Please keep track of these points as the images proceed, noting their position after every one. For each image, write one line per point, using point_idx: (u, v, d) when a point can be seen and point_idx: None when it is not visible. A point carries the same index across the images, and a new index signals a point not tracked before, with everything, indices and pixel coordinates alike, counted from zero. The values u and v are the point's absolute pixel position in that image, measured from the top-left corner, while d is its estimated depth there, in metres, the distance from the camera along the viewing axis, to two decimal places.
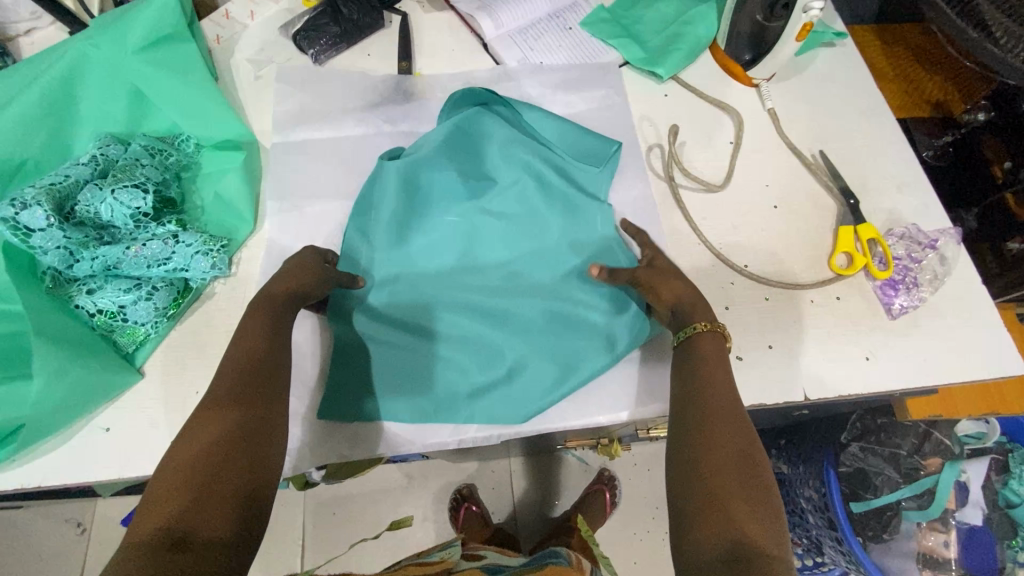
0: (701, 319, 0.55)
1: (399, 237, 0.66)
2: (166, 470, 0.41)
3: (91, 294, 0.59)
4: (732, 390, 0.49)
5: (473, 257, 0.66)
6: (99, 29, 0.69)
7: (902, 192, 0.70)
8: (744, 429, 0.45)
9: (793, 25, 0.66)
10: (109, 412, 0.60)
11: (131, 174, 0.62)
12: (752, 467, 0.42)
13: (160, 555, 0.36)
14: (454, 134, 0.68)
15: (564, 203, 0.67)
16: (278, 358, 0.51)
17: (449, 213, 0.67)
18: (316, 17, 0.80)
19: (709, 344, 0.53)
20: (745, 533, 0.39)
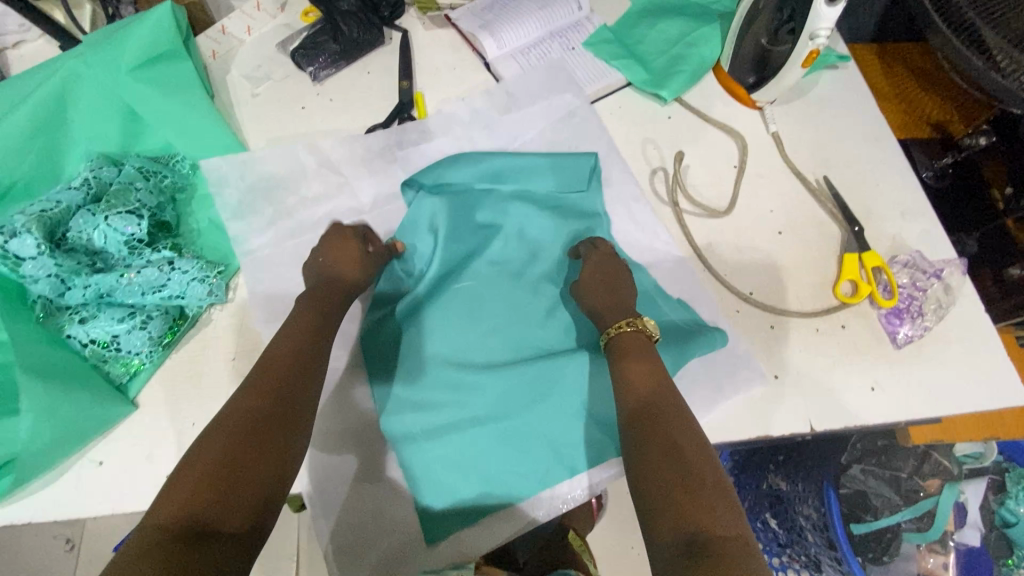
0: (619, 319, 0.57)
1: (417, 319, 0.64)
2: (190, 455, 0.43)
3: (83, 322, 0.57)
4: (662, 381, 0.51)
5: (497, 317, 0.63)
6: (91, 47, 0.67)
7: (906, 218, 0.70)
8: (681, 422, 0.47)
9: (800, 51, 0.66)
10: (103, 445, 0.58)
11: (125, 199, 0.60)
12: (694, 457, 0.44)
13: (172, 545, 0.37)
14: (443, 198, 0.67)
15: (571, 237, 0.68)
16: (303, 369, 0.50)
17: (462, 278, 0.65)
18: (315, 34, 0.79)
19: (636, 342, 0.54)
20: (698, 520, 0.40)
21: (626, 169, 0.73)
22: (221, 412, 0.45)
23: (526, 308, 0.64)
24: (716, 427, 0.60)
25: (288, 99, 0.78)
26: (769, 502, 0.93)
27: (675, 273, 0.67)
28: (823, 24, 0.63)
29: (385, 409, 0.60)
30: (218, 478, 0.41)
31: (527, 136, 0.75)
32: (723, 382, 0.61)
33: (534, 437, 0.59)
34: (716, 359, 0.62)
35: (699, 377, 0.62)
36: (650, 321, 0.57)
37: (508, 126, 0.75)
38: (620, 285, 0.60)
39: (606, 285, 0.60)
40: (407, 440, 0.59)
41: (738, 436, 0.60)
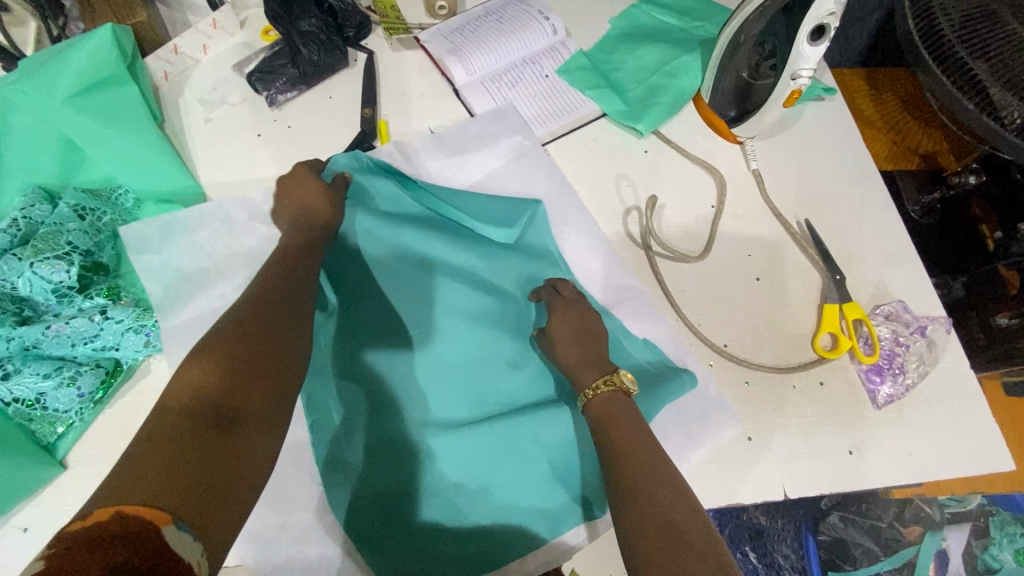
0: (592, 382, 0.52)
1: (367, 374, 0.58)
2: (200, 352, 0.39)
3: (6, 378, 0.53)
4: (650, 442, 0.46)
5: (455, 367, 0.59)
6: (24, 72, 0.62)
7: (889, 265, 0.66)
8: (675, 496, 0.42)
9: (781, 91, 0.64)
10: (29, 509, 0.54)
11: (54, 242, 0.56)
12: (690, 535, 0.39)
13: (205, 432, 0.35)
14: (384, 240, 0.63)
15: (526, 274, 0.64)
16: (297, 296, 0.48)
17: (413, 325, 0.60)
18: (274, 56, 0.74)
19: (613, 406, 0.49)
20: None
21: (599, 207, 0.69)
22: (222, 322, 0.43)
23: (479, 357, 0.60)
24: None
25: (243, 125, 0.73)
26: (749, 535, 0.86)
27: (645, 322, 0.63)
28: (806, 64, 0.61)
29: (334, 472, 0.56)
30: (239, 369, 0.39)
31: (494, 168, 0.70)
32: (695, 443, 0.57)
33: (495, 500, 0.55)
34: (690, 419, 0.58)
35: (671, 440, 0.58)
36: (626, 375, 0.52)
37: (475, 155, 0.70)
38: (595, 337, 0.56)
39: (579, 338, 0.55)
40: (364, 503, 0.55)
41: (710, 503, 0.57)
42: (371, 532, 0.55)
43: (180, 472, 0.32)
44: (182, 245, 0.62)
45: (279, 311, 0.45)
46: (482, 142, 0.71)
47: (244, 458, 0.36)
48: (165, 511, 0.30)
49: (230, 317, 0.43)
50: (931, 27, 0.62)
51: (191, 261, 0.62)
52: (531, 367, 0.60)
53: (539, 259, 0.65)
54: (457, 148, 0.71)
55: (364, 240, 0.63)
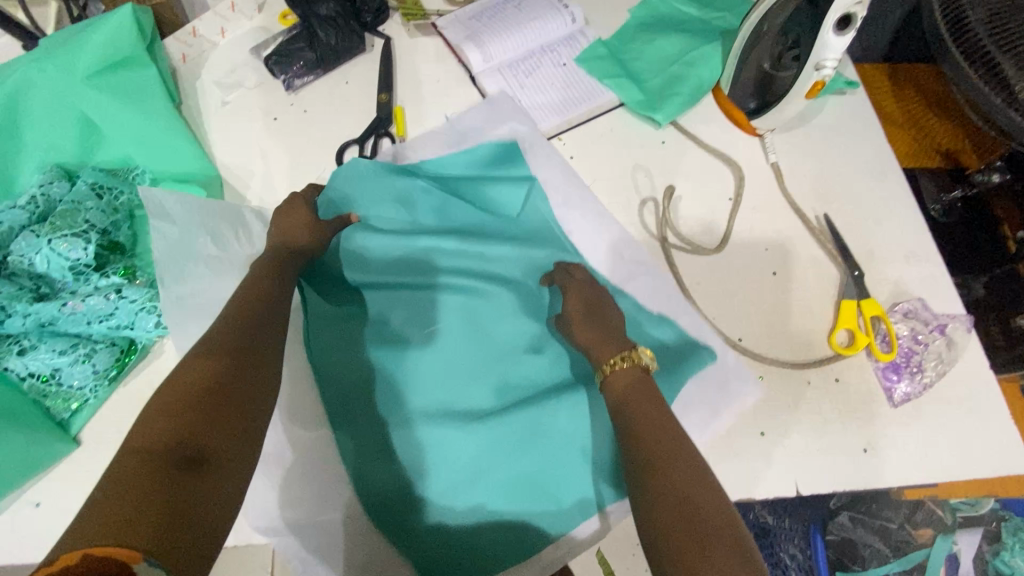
0: (609, 355, 0.50)
1: (381, 370, 0.59)
2: (172, 379, 0.39)
3: (23, 354, 0.54)
4: (666, 418, 0.45)
5: (471, 358, 0.59)
6: (45, 50, 0.63)
7: (909, 262, 0.65)
8: (695, 476, 0.40)
9: (804, 82, 0.62)
10: (44, 484, 0.54)
11: (71, 220, 0.57)
12: (708, 513, 0.37)
13: (173, 462, 0.34)
14: (387, 238, 0.63)
15: (533, 258, 0.63)
16: (274, 316, 0.48)
17: (424, 319, 0.60)
18: (291, 40, 0.74)
19: (632, 384, 0.48)
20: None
21: (615, 198, 0.69)
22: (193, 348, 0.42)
23: (488, 347, 0.60)
24: None
25: (260, 109, 0.73)
26: (755, 534, 0.88)
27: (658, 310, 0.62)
28: (829, 54, 0.60)
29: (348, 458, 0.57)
30: (208, 398, 0.38)
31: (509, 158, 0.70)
32: (706, 436, 0.57)
33: (516, 492, 0.55)
34: (703, 413, 0.58)
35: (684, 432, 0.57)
36: (646, 351, 0.50)
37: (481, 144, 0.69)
38: (609, 317, 0.55)
39: (590, 317, 0.54)
40: (375, 486, 0.56)
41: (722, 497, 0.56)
42: (386, 514, 0.55)
43: (148, 508, 0.31)
44: (197, 227, 0.60)
45: (250, 334, 0.44)
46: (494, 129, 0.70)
47: (216, 488, 0.35)
48: (134, 546, 0.29)
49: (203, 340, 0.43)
50: (958, 21, 0.61)
51: (208, 247, 0.60)
52: (542, 349, 0.59)
53: (545, 243, 0.65)
54: (473, 140, 0.70)
55: (366, 243, 0.63)
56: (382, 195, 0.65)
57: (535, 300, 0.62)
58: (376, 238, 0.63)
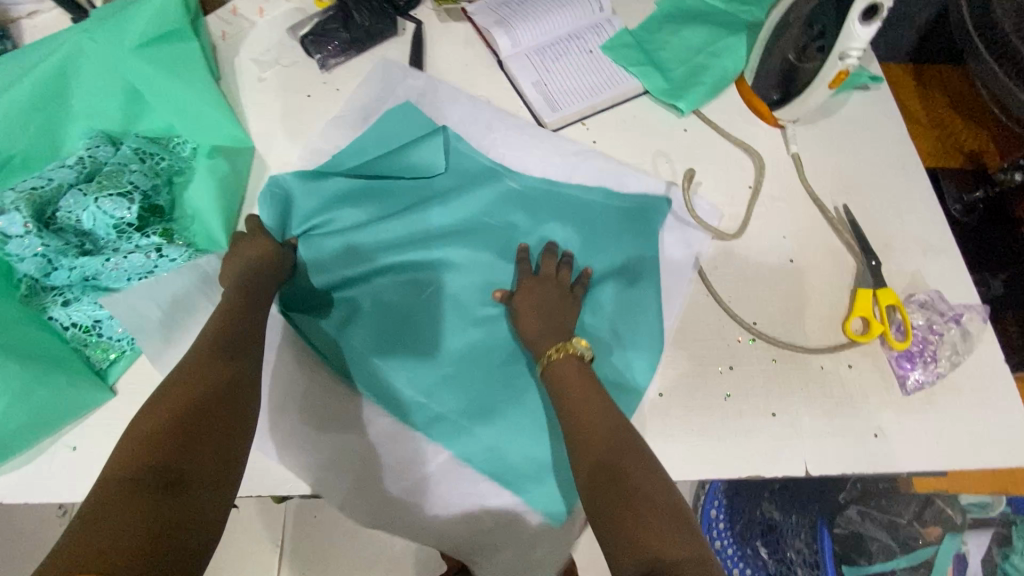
0: (552, 346, 0.54)
1: (393, 354, 0.60)
2: (145, 415, 0.40)
3: (67, 305, 0.57)
4: (601, 401, 0.49)
5: (476, 303, 0.63)
6: (96, 21, 0.66)
7: (927, 255, 0.66)
8: (626, 449, 0.44)
9: (828, 71, 0.63)
10: (79, 430, 0.56)
11: (117, 180, 0.60)
12: (637, 480, 0.41)
13: (148, 492, 0.35)
14: (338, 229, 0.65)
15: (494, 200, 0.66)
16: (244, 340, 0.49)
17: (415, 299, 0.63)
18: (326, 21, 0.77)
19: (569, 368, 0.52)
20: (652, 543, 0.37)
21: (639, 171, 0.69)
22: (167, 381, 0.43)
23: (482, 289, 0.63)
24: (711, 463, 0.57)
25: (294, 86, 0.76)
26: (761, 530, 0.89)
27: (633, 213, 0.66)
28: (856, 43, 0.60)
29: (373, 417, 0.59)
30: (183, 427, 0.39)
31: (533, 141, 0.71)
32: (717, 413, 0.59)
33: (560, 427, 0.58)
34: (714, 391, 0.59)
35: (694, 410, 0.59)
36: (581, 342, 0.54)
37: (386, 121, 0.71)
38: (566, 301, 0.59)
39: (539, 307, 0.58)
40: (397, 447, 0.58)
41: (732, 474, 0.57)
42: (406, 475, 0.58)
43: (131, 533, 0.32)
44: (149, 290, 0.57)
45: (224, 361, 0.46)
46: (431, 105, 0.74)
47: (188, 518, 0.35)
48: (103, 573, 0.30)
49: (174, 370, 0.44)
50: (984, 17, 0.62)
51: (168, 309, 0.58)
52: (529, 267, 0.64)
53: (502, 180, 0.67)
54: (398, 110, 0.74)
55: (321, 246, 0.64)
56: (316, 188, 0.65)
57: (508, 229, 0.66)
58: (328, 239, 0.64)
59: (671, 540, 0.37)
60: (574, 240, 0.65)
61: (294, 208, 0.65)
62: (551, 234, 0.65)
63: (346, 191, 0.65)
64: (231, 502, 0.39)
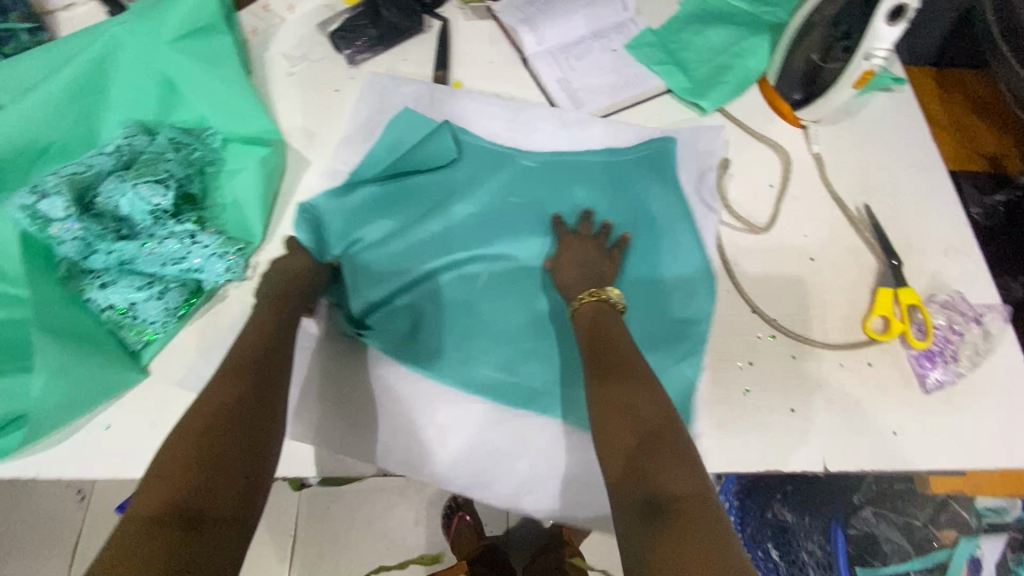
0: (582, 293, 0.59)
1: (462, 345, 0.64)
2: (169, 451, 0.41)
3: (104, 288, 0.58)
4: (625, 347, 0.52)
5: (527, 274, 0.67)
6: (134, 14, 0.68)
7: (949, 256, 0.66)
8: (644, 388, 0.47)
9: (852, 71, 0.64)
10: (113, 409, 0.58)
11: (153, 168, 0.62)
12: (650, 417, 0.44)
13: (166, 533, 0.36)
14: (376, 237, 0.68)
15: (511, 182, 0.71)
16: (268, 372, 0.50)
17: (470, 289, 0.66)
18: (355, 17, 0.79)
19: (600, 317, 0.55)
20: (656, 482, 0.39)
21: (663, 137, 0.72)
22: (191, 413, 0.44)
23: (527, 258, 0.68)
24: (728, 454, 0.58)
25: (323, 81, 0.77)
26: (773, 532, 0.89)
27: (657, 155, 0.71)
28: (881, 43, 0.60)
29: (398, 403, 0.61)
30: (205, 463, 0.40)
31: (555, 139, 0.73)
32: (736, 408, 0.59)
33: None
34: (734, 386, 0.60)
35: (714, 404, 0.59)
36: (614, 290, 0.58)
37: (397, 122, 0.71)
38: (603, 258, 0.63)
39: (578, 263, 0.62)
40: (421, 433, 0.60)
41: (750, 467, 0.58)
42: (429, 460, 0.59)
43: (155, 567, 0.34)
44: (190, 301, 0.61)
45: (246, 391, 0.47)
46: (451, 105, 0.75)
47: (206, 556, 0.36)
48: None
49: (199, 403, 0.45)
50: (1009, 20, 0.62)
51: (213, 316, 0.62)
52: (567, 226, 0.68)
53: (517, 163, 0.72)
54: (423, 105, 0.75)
55: (366, 259, 0.67)
56: (346, 202, 0.68)
57: (535, 201, 0.70)
58: (370, 251, 0.67)
59: (675, 475, 0.40)
60: (604, 193, 0.70)
61: (330, 227, 0.67)
62: (577, 198, 0.70)
63: (376, 198, 0.69)
64: (247, 542, 0.40)
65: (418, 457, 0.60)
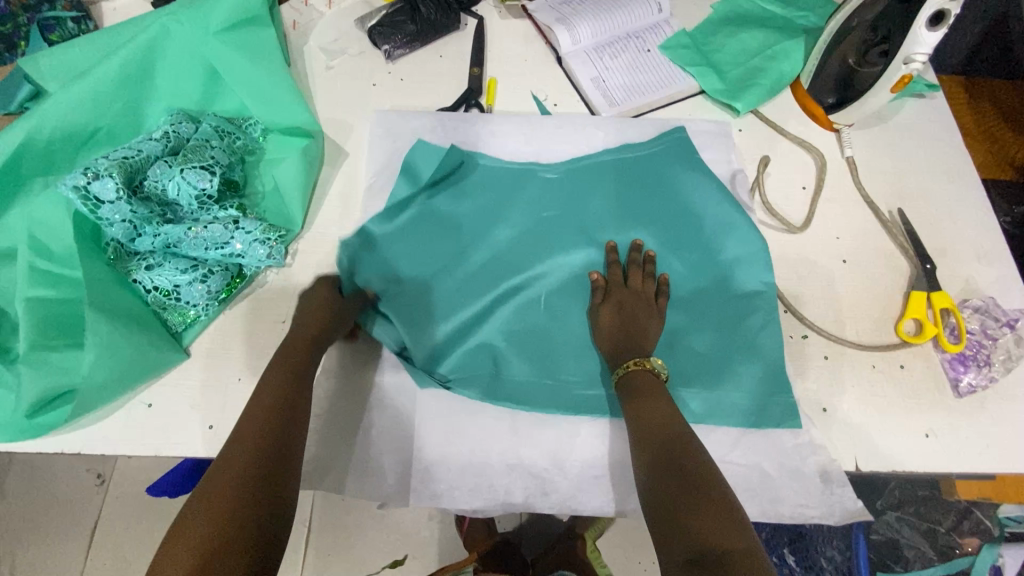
0: (631, 356, 0.58)
1: (539, 371, 0.63)
2: (196, 501, 0.41)
3: (149, 270, 0.60)
4: (664, 406, 0.53)
5: (578, 283, 0.66)
6: (183, 5, 0.70)
7: (982, 262, 0.66)
8: (685, 446, 0.48)
9: (891, 75, 0.64)
10: (153, 388, 0.59)
11: (200, 154, 0.63)
12: (697, 473, 0.46)
13: None
14: (421, 279, 0.66)
15: (536, 197, 0.70)
16: (299, 421, 0.50)
17: (534, 313, 0.65)
18: (394, 13, 0.80)
19: (642, 379, 0.55)
20: (702, 537, 0.41)
21: (692, 142, 0.72)
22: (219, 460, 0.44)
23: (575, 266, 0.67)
24: (758, 452, 0.59)
25: (360, 75, 0.79)
26: (790, 538, 0.89)
27: (678, 145, 0.71)
28: (921, 48, 0.61)
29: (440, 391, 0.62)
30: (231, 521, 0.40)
31: (590, 136, 0.74)
32: (768, 406, 0.60)
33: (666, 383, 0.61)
34: (766, 385, 0.60)
35: (746, 402, 0.60)
36: (657, 360, 0.57)
37: (414, 154, 0.69)
38: (647, 302, 0.62)
39: (626, 304, 0.61)
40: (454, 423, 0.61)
41: (781, 465, 0.58)
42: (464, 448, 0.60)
43: None
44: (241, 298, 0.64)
45: (268, 437, 0.46)
46: (476, 118, 0.75)
47: None
48: None
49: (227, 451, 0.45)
50: None
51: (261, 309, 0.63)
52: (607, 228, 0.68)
53: (541, 178, 0.71)
54: (459, 101, 0.77)
55: (418, 307, 0.64)
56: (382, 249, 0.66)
57: (566, 210, 0.69)
58: (419, 296, 0.65)
59: (724, 531, 0.41)
60: (632, 189, 0.70)
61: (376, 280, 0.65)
62: (610, 200, 0.69)
63: (415, 241, 0.67)
64: None
65: (452, 447, 0.60)
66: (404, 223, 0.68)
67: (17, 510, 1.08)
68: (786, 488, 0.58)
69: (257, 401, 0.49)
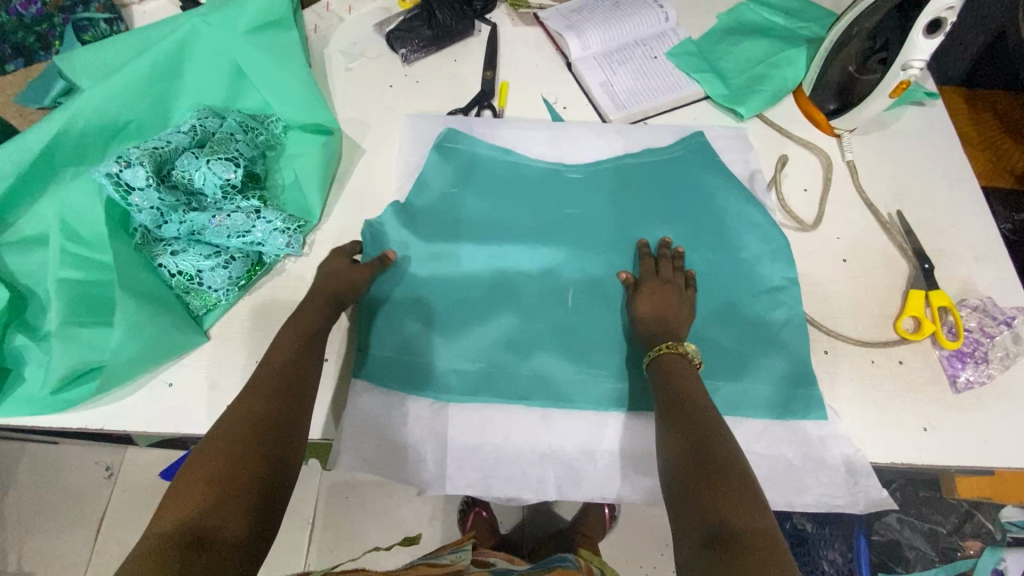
0: (667, 340, 0.59)
1: (555, 361, 0.64)
2: (204, 456, 0.46)
3: (174, 254, 0.63)
4: (698, 392, 0.54)
5: (592, 277, 0.68)
6: (211, 7, 0.74)
7: (980, 263, 0.68)
8: (710, 430, 0.50)
9: (889, 81, 0.67)
10: (174, 369, 0.61)
11: (225, 147, 0.66)
12: (718, 455, 0.47)
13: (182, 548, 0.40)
14: (443, 268, 0.68)
15: (559, 193, 0.72)
16: (302, 395, 0.54)
17: (553, 304, 0.67)
18: (411, 19, 0.83)
19: (678, 365, 0.57)
20: (721, 516, 0.43)
21: (710, 146, 0.74)
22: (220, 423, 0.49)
23: (591, 261, 0.68)
24: (763, 442, 0.60)
25: (378, 77, 0.82)
26: (792, 542, 0.91)
27: (698, 149, 0.74)
28: (918, 54, 0.64)
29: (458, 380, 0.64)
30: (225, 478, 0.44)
31: (598, 137, 0.76)
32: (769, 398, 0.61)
33: None
34: (767, 378, 0.62)
35: (746, 394, 0.62)
36: (692, 345, 0.59)
37: (441, 151, 0.73)
38: (682, 301, 0.63)
39: (657, 298, 0.62)
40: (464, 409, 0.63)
41: (781, 455, 0.60)
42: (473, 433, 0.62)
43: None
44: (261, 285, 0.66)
45: (264, 401, 0.51)
46: (485, 123, 0.77)
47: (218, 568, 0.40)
48: None
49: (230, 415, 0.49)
50: None
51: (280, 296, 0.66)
52: (625, 225, 0.70)
53: (564, 175, 0.73)
54: (473, 103, 0.79)
55: (438, 295, 0.67)
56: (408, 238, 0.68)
57: (588, 207, 0.71)
58: (440, 284, 0.67)
59: (740, 512, 0.43)
60: (651, 189, 0.72)
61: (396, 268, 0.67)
62: (630, 199, 0.71)
63: (440, 231, 0.69)
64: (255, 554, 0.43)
65: (462, 432, 0.62)
66: (430, 215, 0.70)
67: (28, 500, 1.09)
68: (798, 476, 0.59)
69: (261, 369, 0.54)
